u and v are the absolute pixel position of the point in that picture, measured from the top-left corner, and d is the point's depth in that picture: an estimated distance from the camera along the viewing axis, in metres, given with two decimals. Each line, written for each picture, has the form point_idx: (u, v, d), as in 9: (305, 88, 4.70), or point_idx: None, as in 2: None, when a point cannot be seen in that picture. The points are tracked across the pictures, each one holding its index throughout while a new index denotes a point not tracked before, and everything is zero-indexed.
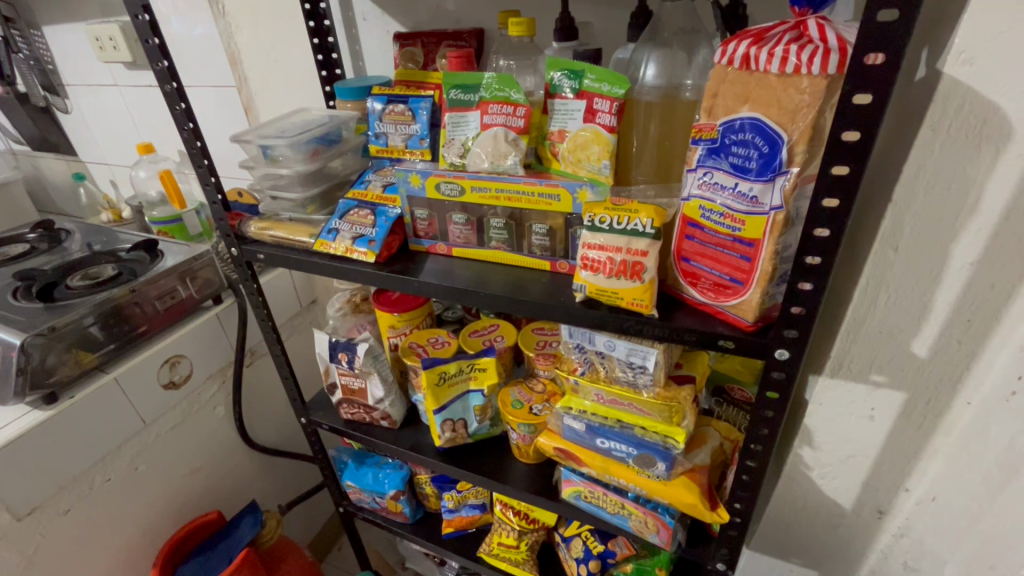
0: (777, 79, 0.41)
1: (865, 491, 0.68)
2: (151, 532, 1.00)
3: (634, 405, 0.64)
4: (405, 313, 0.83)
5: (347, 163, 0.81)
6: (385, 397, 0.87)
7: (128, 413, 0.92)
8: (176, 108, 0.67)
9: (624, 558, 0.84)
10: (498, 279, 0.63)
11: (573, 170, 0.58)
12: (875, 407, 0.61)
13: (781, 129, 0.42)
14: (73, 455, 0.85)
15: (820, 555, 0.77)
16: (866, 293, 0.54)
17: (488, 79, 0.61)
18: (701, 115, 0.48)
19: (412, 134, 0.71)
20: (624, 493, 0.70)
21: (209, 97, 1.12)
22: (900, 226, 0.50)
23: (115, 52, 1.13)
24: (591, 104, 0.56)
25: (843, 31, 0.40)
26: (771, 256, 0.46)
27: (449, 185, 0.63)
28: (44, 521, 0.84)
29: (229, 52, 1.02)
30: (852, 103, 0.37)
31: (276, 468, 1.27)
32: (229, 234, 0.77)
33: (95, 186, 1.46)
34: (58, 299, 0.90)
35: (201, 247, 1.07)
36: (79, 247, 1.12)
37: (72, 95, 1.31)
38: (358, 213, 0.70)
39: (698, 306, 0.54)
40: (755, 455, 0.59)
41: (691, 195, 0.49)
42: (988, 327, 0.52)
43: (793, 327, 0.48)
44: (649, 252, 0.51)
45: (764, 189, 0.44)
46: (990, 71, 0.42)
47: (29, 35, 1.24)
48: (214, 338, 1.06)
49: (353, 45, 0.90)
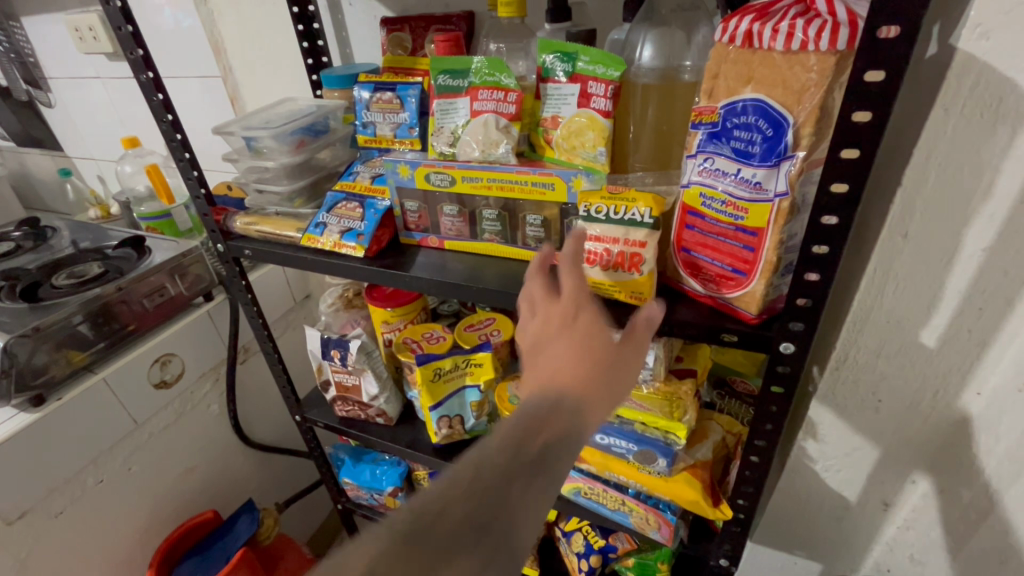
0: (783, 56, 0.39)
1: (871, 483, 0.67)
2: (147, 532, 0.99)
3: (633, 401, 0.62)
4: (398, 308, 0.81)
5: (335, 154, 0.79)
6: (379, 394, 0.85)
7: (118, 414, 0.91)
8: (153, 99, 0.64)
9: (626, 552, 0.83)
10: (492, 273, 0.61)
11: (568, 157, 0.56)
12: (881, 398, 0.59)
13: (787, 111, 0.39)
14: (62, 457, 0.83)
15: (825, 547, 0.76)
16: (872, 283, 0.52)
17: (477, 63, 0.59)
18: (701, 98, 0.45)
19: (400, 122, 0.68)
20: (624, 489, 0.69)
21: (194, 89, 1.09)
22: (910, 213, 0.48)
23: (95, 43, 1.10)
24: (585, 87, 0.53)
25: (853, 4, 0.37)
26: (775, 246, 0.44)
27: (439, 175, 0.60)
28: (34, 524, 0.82)
29: (212, 41, 0.99)
30: (864, 81, 0.35)
31: (273, 465, 1.26)
32: (215, 230, 0.75)
33: (82, 182, 1.43)
34: (43, 298, 0.88)
35: (189, 243, 1.05)
36: (66, 245, 1.09)
37: (55, 88, 1.27)
38: (346, 205, 0.68)
39: (698, 297, 0.52)
40: (759, 451, 0.58)
41: (691, 182, 0.47)
42: (1000, 315, 0.51)
43: (799, 320, 0.46)
44: (648, 242, 0.49)
45: (768, 175, 0.41)
46: (1008, 45, 0.39)
47: (8, 27, 1.20)
48: (205, 335, 1.04)
49: (340, 31, 0.87)
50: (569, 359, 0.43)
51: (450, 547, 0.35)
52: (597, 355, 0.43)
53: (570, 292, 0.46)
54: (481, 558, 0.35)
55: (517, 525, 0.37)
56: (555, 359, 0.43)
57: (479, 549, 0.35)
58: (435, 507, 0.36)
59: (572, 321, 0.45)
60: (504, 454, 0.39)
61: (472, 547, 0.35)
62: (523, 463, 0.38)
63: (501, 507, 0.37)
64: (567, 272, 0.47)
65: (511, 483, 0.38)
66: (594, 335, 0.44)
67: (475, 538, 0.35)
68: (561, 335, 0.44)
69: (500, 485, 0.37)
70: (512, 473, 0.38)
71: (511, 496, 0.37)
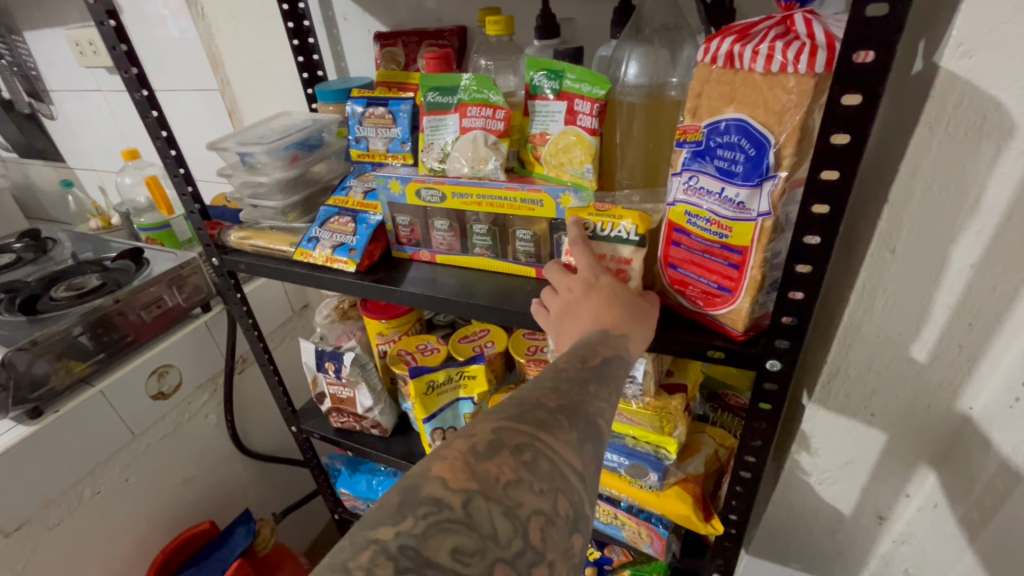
0: (762, 77, 0.39)
1: (865, 496, 0.67)
2: (144, 542, 0.99)
3: (624, 415, 0.62)
4: (392, 320, 0.81)
5: (330, 167, 0.80)
6: (374, 405, 0.85)
7: (115, 425, 0.91)
8: (148, 117, 0.65)
9: (621, 564, 0.82)
10: (483, 288, 0.61)
11: (556, 174, 0.56)
12: (873, 411, 0.59)
13: (768, 131, 0.40)
14: (60, 468, 0.84)
15: (820, 560, 0.76)
16: (862, 298, 0.52)
17: (466, 80, 0.59)
18: (685, 116, 0.46)
19: (393, 137, 0.69)
20: (617, 503, 0.68)
21: (193, 102, 1.10)
22: (897, 228, 0.47)
23: (96, 56, 1.11)
24: (571, 105, 0.53)
25: (832, 25, 0.38)
26: (760, 264, 0.44)
27: (430, 191, 0.61)
28: (33, 536, 0.83)
29: (210, 55, 1.00)
30: (841, 105, 0.35)
31: (271, 474, 1.26)
32: (210, 244, 0.75)
33: (83, 192, 1.44)
34: (42, 311, 0.88)
35: (187, 254, 1.06)
36: (66, 256, 1.10)
37: (57, 100, 1.29)
38: (339, 220, 0.68)
39: (685, 313, 0.52)
40: (750, 466, 0.57)
41: (677, 200, 0.47)
42: (990, 330, 0.51)
43: (786, 337, 0.46)
44: (633, 260, 0.50)
45: (751, 195, 0.42)
46: (990, 63, 0.39)
47: (10, 41, 1.22)
48: (202, 346, 1.05)
49: (335, 45, 0.88)
50: (600, 311, 0.46)
51: (553, 424, 0.34)
52: (624, 303, 0.47)
53: (586, 264, 0.50)
54: (580, 436, 0.35)
55: (601, 418, 0.38)
56: (587, 315, 0.47)
57: (577, 430, 0.35)
58: (530, 398, 0.36)
59: (594, 283, 0.49)
60: (573, 367, 0.40)
61: (571, 426, 0.35)
62: (592, 370, 0.40)
63: (583, 401, 0.37)
64: (578, 246, 0.50)
65: (587, 384, 0.39)
66: (617, 289, 0.48)
67: (571, 420, 0.35)
68: (587, 297, 0.48)
69: (577, 386, 0.38)
70: (585, 378, 0.39)
71: (589, 395, 0.38)
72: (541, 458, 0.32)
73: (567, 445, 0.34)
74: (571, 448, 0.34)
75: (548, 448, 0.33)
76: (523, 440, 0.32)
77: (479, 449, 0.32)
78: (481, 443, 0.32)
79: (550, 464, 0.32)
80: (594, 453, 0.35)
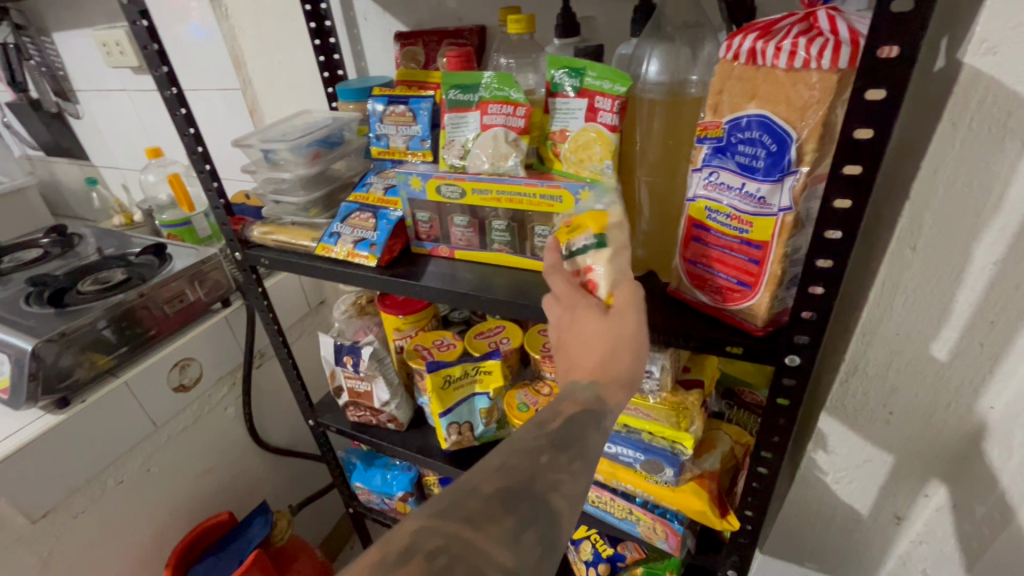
0: (785, 74, 0.39)
1: (883, 495, 0.66)
2: (164, 532, 1.01)
3: (640, 410, 0.62)
4: (410, 315, 0.82)
5: (350, 165, 0.81)
6: (390, 400, 0.86)
7: (138, 416, 0.93)
8: (177, 114, 0.67)
9: (634, 561, 0.83)
10: (502, 283, 0.62)
11: (576, 170, 0.57)
12: (892, 410, 0.59)
13: (790, 127, 0.40)
14: (85, 457, 0.86)
15: (836, 559, 0.75)
16: (882, 295, 0.52)
17: (487, 78, 0.60)
18: (706, 113, 0.46)
19: (413, 135, 0.70)
20: (632, 498, 0.69)
21: (216, 100, 1.13)
22: (918, 226, 0.47)
23: (122, 57, 1.14)
24: (592, 102, 0.54)
25: (855, 22, 0.38)
26: (780, 259, 0.44)
27: (450, 187, 0.61)
28: (58, 524, 0.85)
29: (233, 54, 1.02)
30: (864, 100, 0.36)
31: (287, 468, 1.28)
32: (233, 239, 0.77)
33: (107, 190, 1.48)
34: (69, 304, 0.91)
35: (208, 250, 1.08)
36: (92, 251, 1.13)
37: (83, 100, 1.32)
38: (360, 216, 0.69)
39: (704, 309, 0.53)
40: (766, 462, 0.58)
41: (697, 195, 0.48)
42: (1013, 328, 0.50)
43: (805, 332, 0.47)
44: (596, 264, 0.49)
45: (773, 190, 0.42)
46: (1015, 59, 0.39)
47: (40, 41, 1.25)
48: (222, 340, 1.07)
49: (355, 45, 0.90)
50: (578, 352, 0.45)
51: (482, 518, 0.34)
52: (598, 340, 0.45)
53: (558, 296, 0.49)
54: (518, 523, 0.34)
55: (555, 493, 0.37)
56: (567, 358, 0.46)
57: (515, 516, 0.35)
58: (466, 485, 0.36)
59: (572, 316, 0.47)
60: (529, 436, 0.40)
61: (507, 514, 0.34)
62: (548, 439, 0.39)
63: (534, 476, 0.37)
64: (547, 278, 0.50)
65: (538, 455, 0.38)
66: (590, 323, 0.46)
67: (507, 507, 0.35)
68: (567, 333, 0.47)
69: (526, 461, 0.38)
70: (539, 449, 0.39)
71: (541, 467, 0.37)
72: (458, 562, 0.32)
73: (498, 540, 0.33)
74: (503, 544, 0.33)
75: (468, 550, 0.32)
76: (440, 542, 0.32)
77: (389, 559, 0.31)
78: (392, 552, 0.31)
79: (469, 568, 0.32)
80: (537, 539, 0.35)
